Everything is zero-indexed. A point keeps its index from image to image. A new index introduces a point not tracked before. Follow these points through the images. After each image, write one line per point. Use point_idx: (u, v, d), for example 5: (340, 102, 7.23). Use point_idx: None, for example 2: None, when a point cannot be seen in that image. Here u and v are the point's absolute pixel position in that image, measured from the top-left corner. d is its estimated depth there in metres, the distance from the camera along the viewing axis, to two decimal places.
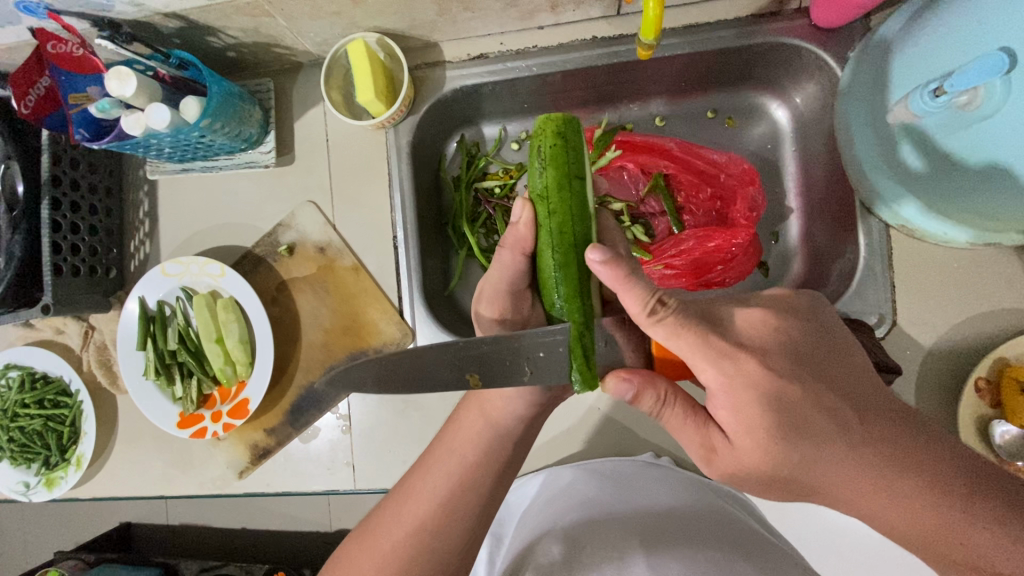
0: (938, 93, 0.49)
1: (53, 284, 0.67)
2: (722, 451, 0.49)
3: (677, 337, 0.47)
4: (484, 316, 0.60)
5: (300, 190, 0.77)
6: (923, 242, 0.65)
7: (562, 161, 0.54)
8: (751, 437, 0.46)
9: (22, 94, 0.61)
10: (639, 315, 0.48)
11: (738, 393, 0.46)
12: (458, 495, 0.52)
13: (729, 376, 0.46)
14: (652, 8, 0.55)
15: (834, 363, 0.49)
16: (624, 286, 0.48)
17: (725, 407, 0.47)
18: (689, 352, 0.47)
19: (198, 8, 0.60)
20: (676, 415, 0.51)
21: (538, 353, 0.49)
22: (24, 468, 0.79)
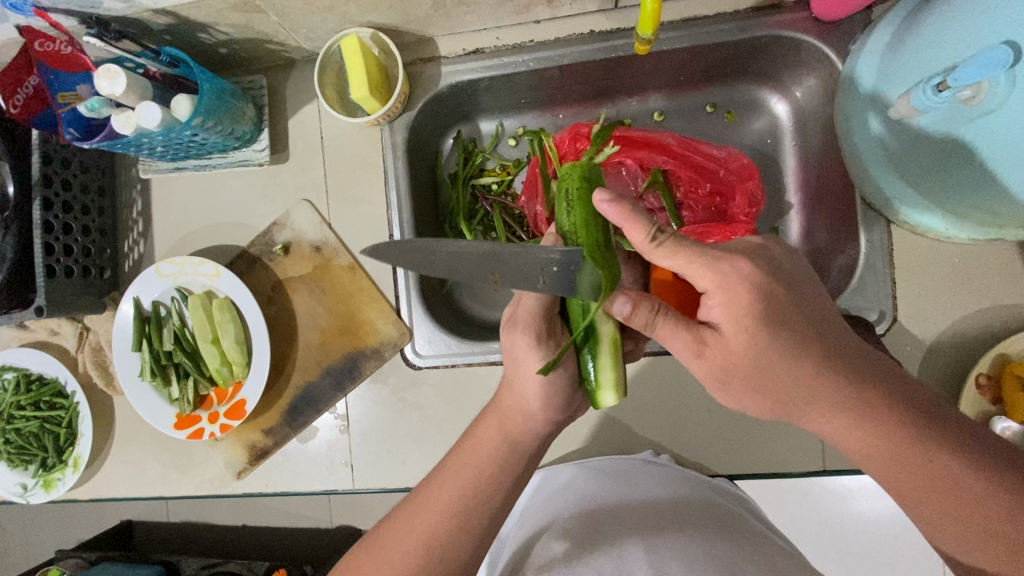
0: (940, 88, 0.48)
1: (47, 286, 0.67)
2: (713, 344, 0.47)
3: (677, 256, 0.47)
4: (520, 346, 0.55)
5: (295, 188, 0.76)
6: (925, 238, 0.64)
7: (588, 202, 0.56)
8: (741, 324, 0.45)
9: (11, 93, 0.60)
10: (642, 244, 0.49)
11: (732, 288, 0.45)
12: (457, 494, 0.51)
13: (721, 276, 0.46)
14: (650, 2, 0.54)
15: (850, 348, 0.46)
16: (627, 218, 0.49)
17: (718, 304, 0.46)
18: (684, 265, 0.47)
19: (188, 4, 0.59)
20: (669, 319, 0.48)
21: (553, 267, 0.51)
22: (22, 469, 0.79)
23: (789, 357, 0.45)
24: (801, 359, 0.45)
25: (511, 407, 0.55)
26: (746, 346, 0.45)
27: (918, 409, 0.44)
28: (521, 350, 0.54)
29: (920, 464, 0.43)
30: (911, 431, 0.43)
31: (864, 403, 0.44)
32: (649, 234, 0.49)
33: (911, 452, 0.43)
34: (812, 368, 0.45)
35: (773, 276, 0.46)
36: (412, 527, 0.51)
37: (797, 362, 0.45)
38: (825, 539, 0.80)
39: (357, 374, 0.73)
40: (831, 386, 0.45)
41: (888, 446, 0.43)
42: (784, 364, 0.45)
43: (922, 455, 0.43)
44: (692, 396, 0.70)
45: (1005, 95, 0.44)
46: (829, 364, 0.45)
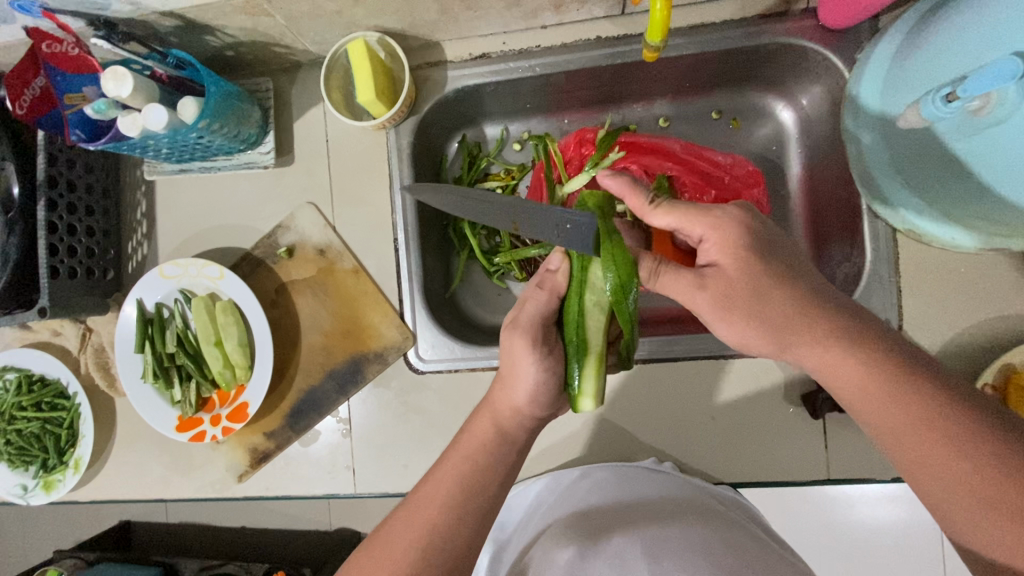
0: (950, 99, 0.47)
1: (50, 287, 0.67)
2: (711, 279, 0.49)
3: (677, 212, 0.50)
4: (515, 349, 0.55)
5: (299, 191, 0.76)
6: (931, 247, 0.64)
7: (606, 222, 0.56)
8: (736, 252, 0.48)
9: (16, 95, 0.60)
10: (642, 207, 0.53)
11: (727, 228, 0.49)
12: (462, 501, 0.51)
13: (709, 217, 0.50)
14: (659, 9, 0.54)
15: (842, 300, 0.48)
16: (627, 186, 0.54)
17: (714, 245, 0.49)
18: (676, 220, 0.51)
19: (196, 7, 0.59)
20: (671, 268, 0.52)
21: (565, 226, 0.51)
22: (22, 470, 0.78)
23: (774, 283, 0.47)
24: (787, 290, 0.47)
25: (518, 416, 0.55)
26: (741, 275, 0.48)
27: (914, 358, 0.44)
28: (520, 350, 0.55)
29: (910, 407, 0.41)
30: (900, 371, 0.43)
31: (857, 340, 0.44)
32: (648, 201, 0.53)
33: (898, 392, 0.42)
34: (799, 296, 0.47)
35: (769, 235, 0.50)
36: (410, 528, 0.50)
37: (784, 286, 0.47)
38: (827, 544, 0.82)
39: (360, 378, 0.73)
40: (817, 318, 0.46)
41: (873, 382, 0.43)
42: (768, 287, 0.47)
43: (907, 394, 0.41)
44: (696, 403, 0.70)
45: None
46: (815, 300, 0.47)
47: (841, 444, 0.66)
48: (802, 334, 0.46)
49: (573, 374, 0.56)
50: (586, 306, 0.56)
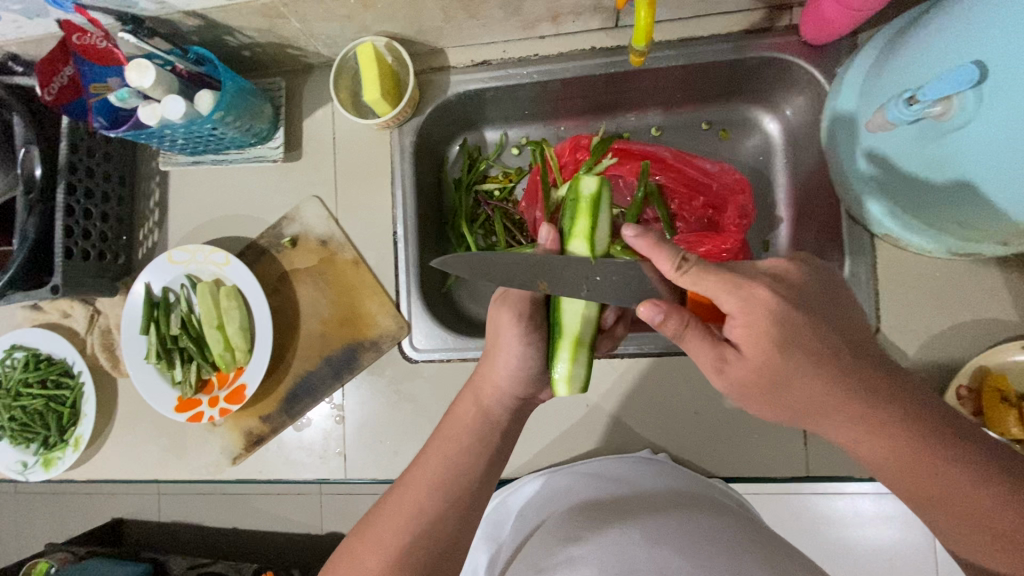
0: (911, 103, 0.51)
1: (64, 266, 0.70)
2: (733, 361, 0.48)
3: (703, 283, 0.47)
4: (502, 323, 0.59)
5: (305, 185, 0.79)
6: (907, 252, 0.67)
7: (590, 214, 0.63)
8: (761, 352, 0.46)
9: (46, 82, 0.64)
10: (669, 273, 0.49)
11: (752, 313, 0.46)
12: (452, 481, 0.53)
13: (754, 325, 0.46)
14: (643, 17, 0.57)
15: (863, 352, 0.47)
16: (654, 249, 0.49)
17: (739, 326, 0.46)
18: (712, 292, 0.47)
19: (217, 7, 0.64)
20: (697, 333, 0.49)
21: (595, 278, 0.55)
22: (23, 447, 0.80)
23: (805, 377, 0.45)
24: (816, 368, 0.45)
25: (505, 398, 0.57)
26: (763, 361, 0.46)
27: (929, 413, 0.45)
28: (508, 331, 0.58)
29: (932, 478, 0.43)
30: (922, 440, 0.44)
31: (869, 410, 0.45)
32: (675, 263, 0.49)
33: (924, 460, 0.43)
34: (825, 385, 0.45)
35: (795, 303, 0.46)
36: (401, 506, 0.52)
37: (810, 383, 0.45)
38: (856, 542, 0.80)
39: (356, 365, 0.75)
40: (845, 397, 0.45)
41: (897, 454, 0.44)
42: (804, 389, 0.46)
43: (930, 464, 0.43)
44: (680, 399, 0.72)
45: (974, 110, 0.47)
46: (838, 386, 0.45)
47: (821, 442, 0.68)
48: (791, 376, 0.46)
49: (552, 354, 0.59)
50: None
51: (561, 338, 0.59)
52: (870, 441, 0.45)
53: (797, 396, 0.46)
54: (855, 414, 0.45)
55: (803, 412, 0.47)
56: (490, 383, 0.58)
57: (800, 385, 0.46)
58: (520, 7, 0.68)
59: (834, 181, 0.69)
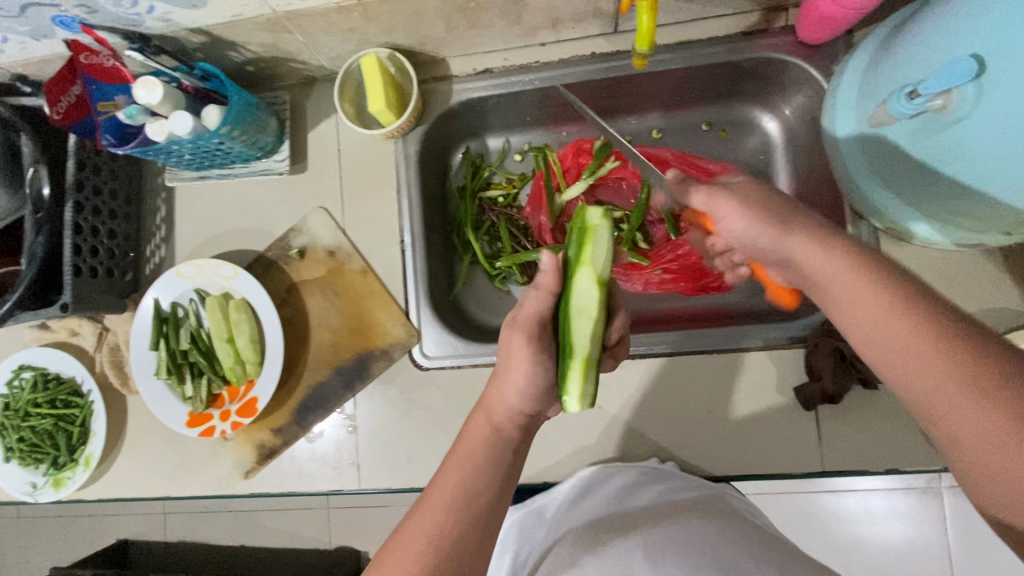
0: (913, 96, 0.51)
1: (73, 284, 0.70)
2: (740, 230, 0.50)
3: (711, 196, 0.52)
4: (512, 351, 0.52)
5: (311, 196, 0.79)
6: (911, 245, 0.68)
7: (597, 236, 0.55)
8: (755, 218, 0.49)
9: (55, 100, 0.64)
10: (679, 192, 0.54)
11: (750, 198, 0.49)
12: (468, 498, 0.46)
13: (757, 213, 0.49)
14: (645, 20, 0.58)
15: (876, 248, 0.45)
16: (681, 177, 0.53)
17: (737, 207, 0.50)
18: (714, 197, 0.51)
19: (222, 23, 0.65)
20: (707, 238, 0.52)
21: None
22: (32, 468, 0.80)
23: (805, 244, 0.46)
24: (808, 233, 0.46)
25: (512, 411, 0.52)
26: (758, 224, 0.49)
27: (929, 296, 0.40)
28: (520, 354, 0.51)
29: (936, 348, 0.37)
30: (899, 298, 0.40)
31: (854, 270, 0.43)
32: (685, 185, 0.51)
33: (897, 316, 0.39)
34: (821, 250, 0.45)
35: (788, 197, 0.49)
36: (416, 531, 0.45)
37: (806, 249, 0.46)
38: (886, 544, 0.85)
39: (367, 374, 0.75)
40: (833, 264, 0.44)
41: (887, 309, 0.40)
42: (806, 253, 0.46)
43: (913, 317, 0.39)
44: (692, 398, 0.72)
45: (977, 101, 0.48)
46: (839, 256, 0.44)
47: (835, 437, 0.68)
48: (781, 241, 0.47)
49: (565, 388, 0.52)
50: (572, 312, 0.53)
51: (570, 371, 0.51)
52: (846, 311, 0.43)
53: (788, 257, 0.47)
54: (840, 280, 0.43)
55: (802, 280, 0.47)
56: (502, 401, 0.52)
57: (791, 250, 0.47)
58: (520, 16, 0.69)
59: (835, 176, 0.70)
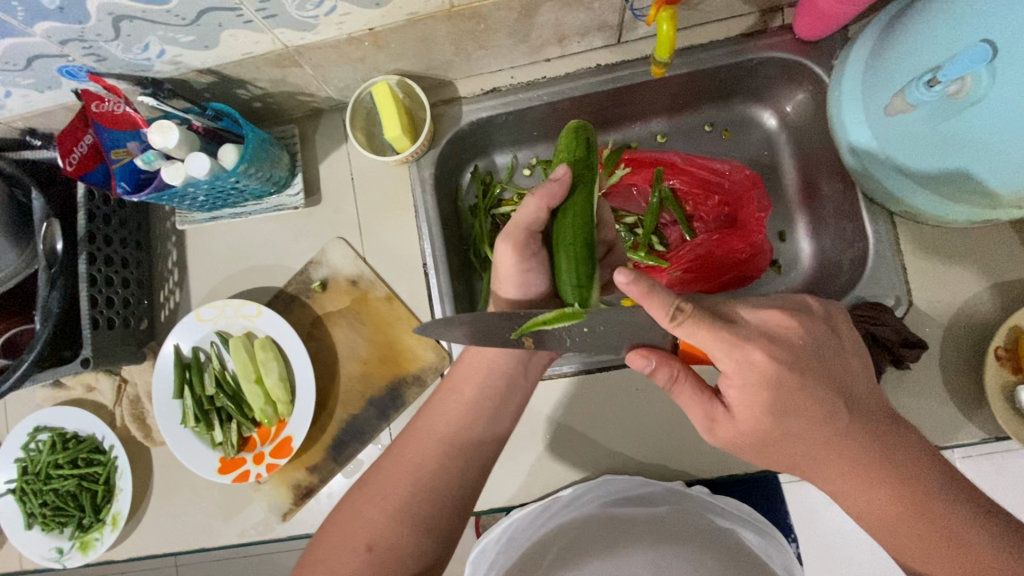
0: (932, 84, 0.54)
1: (92, 337, 0.68)
2: (722, 420, 0.55)
3: (696, 334, 0.51)
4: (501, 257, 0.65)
5: (328, 228, 0.79)
6: (926, 225, 0.70)
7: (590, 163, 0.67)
8: (751, 414, 0.52)
9: (67, 152, 0.63)
10: (663, 319, 0.51)
11: (749, 378, 0.51)
12: (434, 473, 0.59)
13: (748, 391, 0.51)
14: (665, 28, 0.61)
15: (865, 402, 0.52)
16: (646, 298, 0.50)
17: (735, 387, 0.52)
18: (704, 341, 0.51)
19: (233, 62, 0.64)
20: (686, 388, 0.56)
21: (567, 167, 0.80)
22: (57, 532, 0.77)
23: (811, 427, 0.51)
24: (810, 426, 0.51)
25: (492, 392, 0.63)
26: (754, 426, 0.53)
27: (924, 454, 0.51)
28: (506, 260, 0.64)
29: (940, 533, 0.48)
30: (897, 477, 0.50)
31: (845, 445, 0.51)
32: (670, 311, 0.51)
33: (912, 509, 0.49)
34: (823, 440, 0.51)
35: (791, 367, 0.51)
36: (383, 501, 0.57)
37: (806, 414, 0.51)
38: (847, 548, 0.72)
39: (401, 402, 0.74)
40: (831, 440, 0.51)
41: (892, 503, 0.50)
42: (804, 433, 0.51)
43: (912, 501, 0.49)
44: None
45: (990, 85, 0.51)
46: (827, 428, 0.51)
47: None
48: (783, 428, 0.51)
49: (559, 276, 0.62)
50: (566, 223, 0.63)
51: (562, 261, 0.62)
52: (846, 479, 0.51)
53: (791, 453, 0.52)
54: (833, 451, 0.51)
55: (792, 463, 0.53)
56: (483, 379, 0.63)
57: (789, 439, 0.52)
58: (528, 33, 0.70)
59: (848, 168, 0.72)
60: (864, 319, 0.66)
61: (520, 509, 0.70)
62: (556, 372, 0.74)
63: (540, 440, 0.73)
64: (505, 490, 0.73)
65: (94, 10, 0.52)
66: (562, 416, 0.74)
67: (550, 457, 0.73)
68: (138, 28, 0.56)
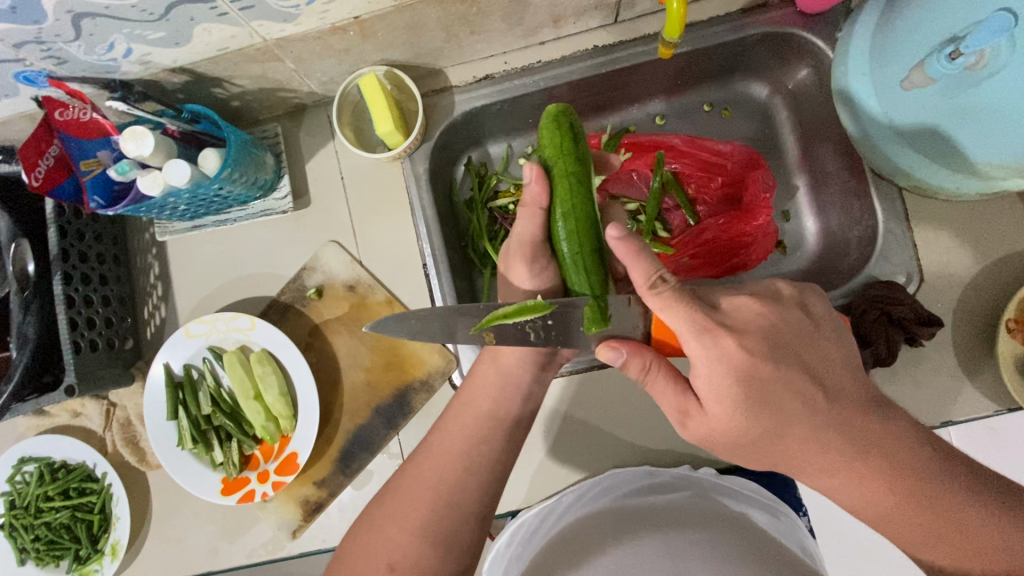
0: (954, 56, 0.52)
1: (75, 363, 0.64)
2: (696, 415, 0.52)
3: (671, 308, 0.50)
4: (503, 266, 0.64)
5: (320, 230, 0.75)
6: (936, 199, 0.69)
7: (563, 144, 0.61)
8: (722, 405, 0.49)
9: (31, 166, 0.57)
10: (642, 286, 0.51)
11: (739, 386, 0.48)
12: (455, 482, 0.57)
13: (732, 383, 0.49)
14: (676, 4, 0.58)
15: (878, 403, 0.51)
16: (632, 257, 0.52)
17: (701, 376, 0.50)
18: (677, 316, 0.50)
19: (207, 59, 0.59)
20: (659, 377, 0.53)
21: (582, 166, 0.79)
22: (53, 566, 0.73)
23: (839, 415, 0.49)
24: (846, 420, 0.49)
25: (508, 398, 0.61)
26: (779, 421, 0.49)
27: (936, 449, 0.49)
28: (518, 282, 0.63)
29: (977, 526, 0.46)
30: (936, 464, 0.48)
31: (880, 432, 0.49)
32: (650, 279, 0.51)
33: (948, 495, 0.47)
34: (852, 432, 0.49)
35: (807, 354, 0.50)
36: (397, 523, 0.55)
37: (833, 408, 0.49)
38: (865, 534, 0.70)
39: (409, 409, 0.71)
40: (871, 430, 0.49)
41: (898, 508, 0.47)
42: (831, 426, 0.49)
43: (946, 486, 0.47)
44: None
45: (1008, 57, 0.50)
46: (837, 431, 0.49)
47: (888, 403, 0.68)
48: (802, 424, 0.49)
49: (568, 285, 0.60)
50: (556, 222, 0.60)
51: (567, 268, 0.60)
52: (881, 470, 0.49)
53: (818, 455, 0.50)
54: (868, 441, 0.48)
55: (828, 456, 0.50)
56: (500, 384, 0.61)
57: (827, 426, 0.49)
58: (522, 16, 0.66)
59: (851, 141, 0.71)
60: (879, 299, 0.65)
61: (528, 509, 0.69)
62: (578, 367, 0.72)
63: (554, 439, 0.72)
64: (519, 491, 0.72)
65: (51, 8, 0.47)
66: (576, 413, 0.72)
67: (566, 455, 0.72)
68: (101, 26, 0.51)
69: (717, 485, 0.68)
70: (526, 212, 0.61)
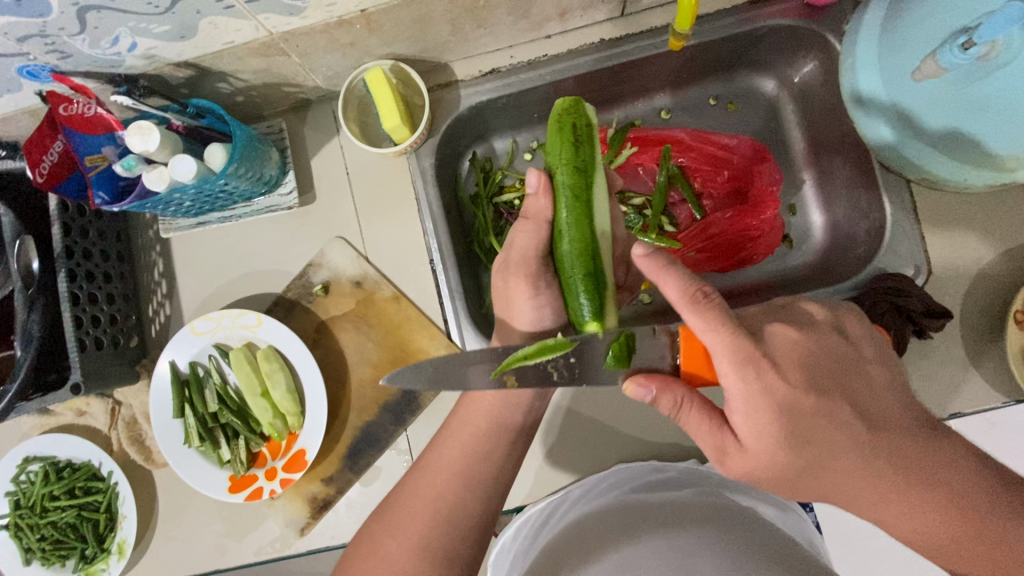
0: (966, 46, 0.54)
1: (81, 361, 0.63)
2: (733, 453, 0.50)
3: (710, 326, 0.48)
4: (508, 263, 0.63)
5: (325, 226, 0.74)
6: (944, 191, 0.69)
7: (574, 150, 0.61)
8: (762, 443, 0.48)
9: (36, 161, 0.57)
10: (678, 300, 0.49)
11: (757, 398, 0.47)
12: (465, 479, 0.58)
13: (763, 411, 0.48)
14: None
15: (890, 395, 0.51)
16: (665, 271, 0.50)
17: (741, 415, 0.48)
18: (714, 340, 0.48)
19: (211, 53, 0.59)
20: (691, 412, 0.51)
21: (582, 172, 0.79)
22: (59, 566, 0.72)
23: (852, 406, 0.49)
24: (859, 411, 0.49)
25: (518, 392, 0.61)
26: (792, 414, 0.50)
27: (948, 439, 0.49)
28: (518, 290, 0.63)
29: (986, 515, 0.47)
30: (947, 456, 0.48)
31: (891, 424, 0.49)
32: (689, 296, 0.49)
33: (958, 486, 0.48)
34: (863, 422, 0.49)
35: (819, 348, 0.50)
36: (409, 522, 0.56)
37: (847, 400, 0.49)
38: (870, 528, 0.69)
39: (416, 406, 0.71)
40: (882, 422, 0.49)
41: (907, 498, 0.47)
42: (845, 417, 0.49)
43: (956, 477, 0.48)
44: None
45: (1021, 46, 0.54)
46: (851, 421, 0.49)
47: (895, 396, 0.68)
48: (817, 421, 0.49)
49: (568, 286, 0.60)
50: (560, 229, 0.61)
51: (569, 268, 0.60)
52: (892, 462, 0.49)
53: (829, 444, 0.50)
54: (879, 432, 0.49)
55: None
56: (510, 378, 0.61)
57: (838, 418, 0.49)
58: (529, 9, 0.66)
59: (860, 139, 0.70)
60: (888, 292, 0.65)
61: (534, 504, 0.70)
62: None
63: (562, 435, 0.72)
64: (524, 488, 0.72)
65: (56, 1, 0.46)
66: (581, 410, 0.72)
67: (574, 449, 0.72)
68: (106, 19, 0.50)
69: (725, 480, 0.69)
70: (531, 223, 0.63)
